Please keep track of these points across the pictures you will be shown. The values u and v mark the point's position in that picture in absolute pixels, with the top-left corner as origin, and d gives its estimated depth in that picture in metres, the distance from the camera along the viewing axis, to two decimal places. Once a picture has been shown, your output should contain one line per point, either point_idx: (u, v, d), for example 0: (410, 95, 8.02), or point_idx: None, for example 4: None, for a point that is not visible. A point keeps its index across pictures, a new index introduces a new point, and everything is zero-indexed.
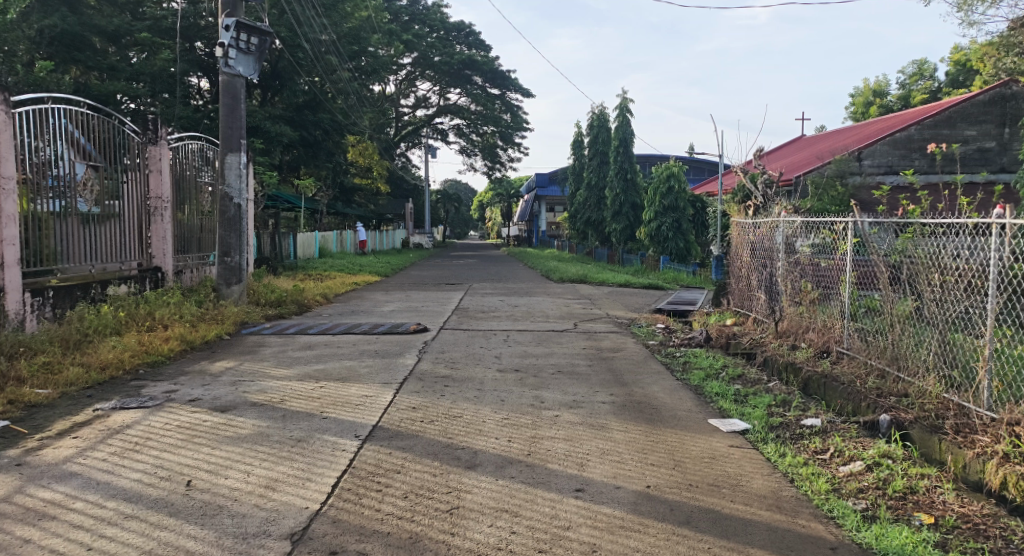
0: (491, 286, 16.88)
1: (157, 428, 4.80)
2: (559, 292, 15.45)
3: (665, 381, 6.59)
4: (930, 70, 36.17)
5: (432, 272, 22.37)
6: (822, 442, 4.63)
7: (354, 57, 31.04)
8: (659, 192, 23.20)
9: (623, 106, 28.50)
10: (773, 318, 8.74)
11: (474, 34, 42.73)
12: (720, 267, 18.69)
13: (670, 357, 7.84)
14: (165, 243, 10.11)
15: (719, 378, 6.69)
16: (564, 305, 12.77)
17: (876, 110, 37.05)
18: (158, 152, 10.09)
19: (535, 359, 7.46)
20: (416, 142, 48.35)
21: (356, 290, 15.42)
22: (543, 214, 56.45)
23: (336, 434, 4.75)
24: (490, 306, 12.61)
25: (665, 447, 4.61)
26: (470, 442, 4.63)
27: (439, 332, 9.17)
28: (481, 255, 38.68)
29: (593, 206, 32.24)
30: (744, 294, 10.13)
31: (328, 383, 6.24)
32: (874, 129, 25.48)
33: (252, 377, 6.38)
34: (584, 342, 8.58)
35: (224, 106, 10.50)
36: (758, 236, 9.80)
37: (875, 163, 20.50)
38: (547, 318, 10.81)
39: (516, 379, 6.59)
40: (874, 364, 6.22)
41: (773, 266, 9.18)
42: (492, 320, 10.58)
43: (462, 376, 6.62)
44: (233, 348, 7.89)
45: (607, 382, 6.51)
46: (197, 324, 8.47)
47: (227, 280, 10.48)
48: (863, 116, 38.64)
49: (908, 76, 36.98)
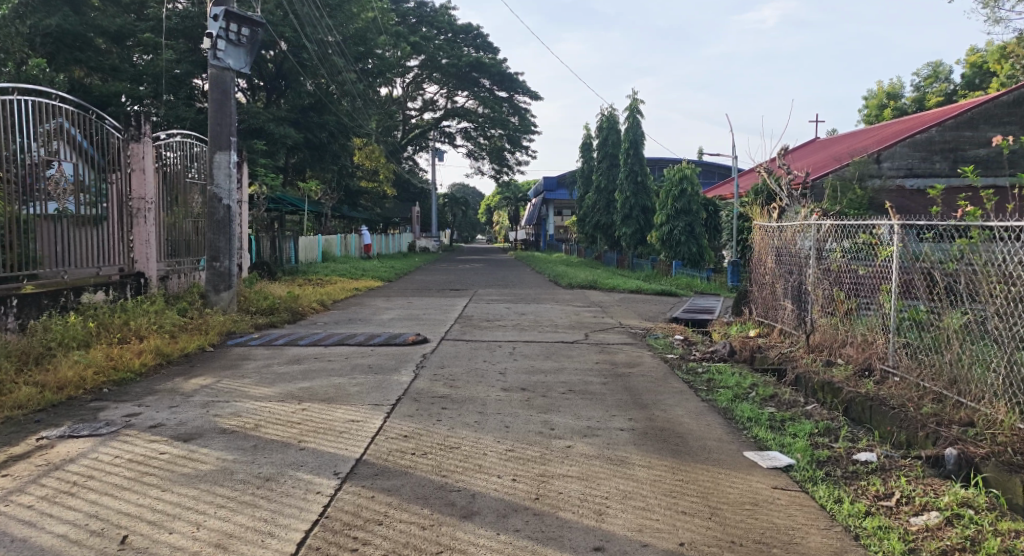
0: (497, 291, 16.22)
1: (106, 461, 4.14)
2: (568, 299, 14.75)
3: (689, 404, 5.88)
4: (946, 72, 35.26)
5: (437, 277, 21.73)
6: (885, 485, 3.93)
7: (360, 59, 30.50)
8: (671, 195, 22.51)
9: (633, 107, 27.84)
10: (803, 330, 8.02)
11: (481, 36, 42.15)
12: (736, 273, 18.00)
13: (692, 373, 7.14)
14: (148, 247, 9.42)
15: (750, 400, 5.98)
16: (574, 313, 12.09)
17: (891, 113, 36.26)
18: (142, 150, 9.37)
19: (544, 376, 6.77)
20: (424, 146, 47.78)
21: (356, 295, 14.78)
22: (551, 218, 55.79)
23: (312, 470, 4.06)
24: (495, 314, 11.93)
25: (698, 490, 3.92)
26: (468, 482, 3.95)
27: (440, 344, 8.50)
28: (488, 258, 37.99)
29: (602, 209, 31.53)
30: (769, 303, 9.41)
31: (311, 405, 5.56)
32: (893, 130, 24.70)
33: (227, 397, 5.72)
34: (596, 355, 7.88)
35: (213, 101, 9.86)
36: (784, 241, 9.09)
37: (895, 166, 19.76)
38: (556, 328, 10.12)
39: (522, 399, 5.90)
40: (928, 387, 5.51)
41: (802, 273, 8.48)
42: (497, 330, 9.90)
43: (462, 396, 5.94)
44: (215, 362, 7.23)
45: (625, 404, 5.82)
46: (178, 335, 7.81)
47: (215, 286, 9.87)
48: (877, 119, 37.81)
49: (923, 78, 36.07)
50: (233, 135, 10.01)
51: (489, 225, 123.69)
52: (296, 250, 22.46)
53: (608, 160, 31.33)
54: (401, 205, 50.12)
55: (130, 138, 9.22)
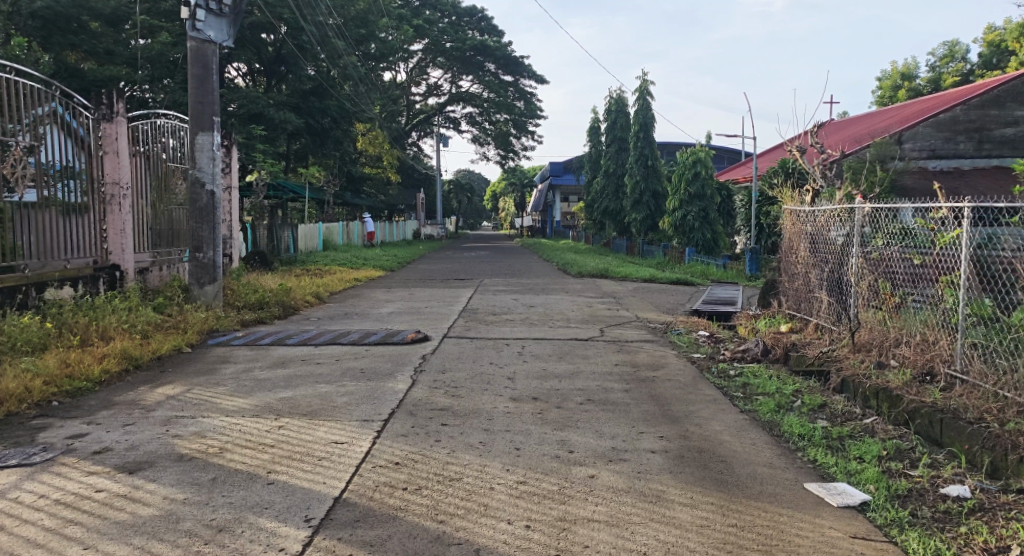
0: (503, 281, 15.43)
1: (26, 503, 3.38)
2: (579, 289, 13.93)
3: (728, 416, 5.08)
4: (962, 51, 34.01)
5: (442, 266, 20.98)
6: (995, 534, 3.15)
7: (362, 41, 29.56)
8: (684, 178, 21.67)
9: (643, 89, 26.89)
10: (844, 325, 7.21)
11: (486, 19, 41.15)
12: (754, 261, 17.24)
13: (724, 377, 6.33)
14: (123, 237, 8.62)
15: (795, 411, 5.18)
16: (586, 305, 11.30)
17: (905, 94, 35.14)
18: (115, 130, 8.53)
19: (558, 383, 5.99)
20: (428, 131, 46.89)
21: (355, 287, 14.00)
22: (557, 203, 54.94)
23: (280, 515, 3.30)
24: (502, 307, 11.13)
25: (758, 542, 3.13)
26: (471, 534, 3.18)
27: (442, 343, 7.73)
28: (494, 246, 37.14)
29: (610, 195, 30.61)
30: (802, 295, 8.56)
31: (292, 421, 4.77)
32: (917, 109, 23.64)
33: (195, 411, 4.95)
34: (616, 357, 7.07)
35: (193, 77, 9.04)
36: (821, 225, 8.25)
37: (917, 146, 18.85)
38: (568, 323, 9.32)
39: (534, 412, 5.11)
40: (1011, 398, 4.71)
41: (845, 261, 7.65)
42: (505, 326, 9.12)
43: (465, 408, 5.16)
44: (191, 366, 6.46)
45: (656, 418, 5.02)
46: (151, 336, 7.05)
47: (198, 279, 9.10)
48: (890, 101, 36.66)
49: (938, 58, 34.79)
50: (216, 115, 9.21)
51: (495, 211, 122.79)
52: (296, 239, 21.71)
53: (617, 143, 30.41)
54: (405, 191, 49.24)
55: (100, 117, 8.37)
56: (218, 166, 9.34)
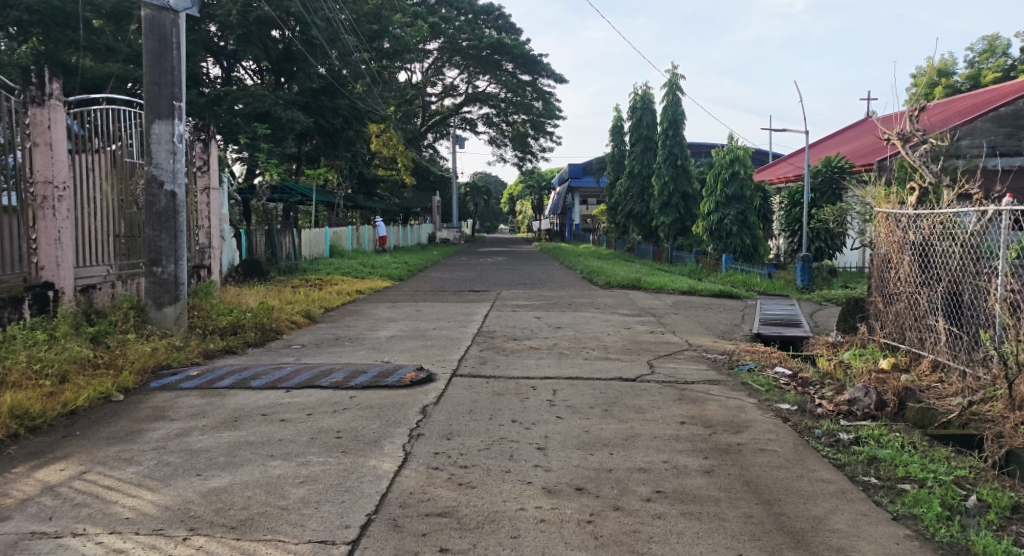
0: (523, 293, 13.74)
1: None
2: (610, 304, 12.17)
3: (879, 530, 3.34)
4: (1003, 45, 31.73)
5: (456, 274, 19.35)
6: None
7: (375, 38, 27.76)
8: (720, 179, 19.95)
9: (672, 84, 25.06)
10: (984, 369, 5.45)
11: (503, 18, 39.25)
12: (807, 271, 15.29)
13: (836, 447, 4.57)
14: (59, 249, 6.96)
15: (978, 520, 3.44)
16: (625, 327, 9.55)
17: (943, 93, 33.03)
18: (48, 116, 6.87)
19: (608, 460, 4.26)
20: (444, 133, 45.36)
21: (355, 302, 12.35)
22: (576, 206, 53.40)
23: None
24: (524, 329, 9.40)
25: None
26: None
27: (449, 386, 6.03)
28: (512, 251, 35.60)
29: (635, 197, 28.79)
30: (908, 321, 6.80)
31: (209, 545, 3.08)
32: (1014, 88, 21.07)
33: (74, 520, 3.31)
34: (679, 412, 5.32)
35: (148, 52, 7.39)
36: (939, 233, 6.52)
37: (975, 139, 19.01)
38: (608, 354, 7.60)
39: (582, 521, 3.42)
40: None
41: (985, 282, 5.90)
42: (529, 359, 7.40)
43: (479, 516, 3.45)
44: (111, 426, 4.79)
45: (770, 536, 3.28)
46: (68, 383, 5.41)
47: (156, 299, 7.45)
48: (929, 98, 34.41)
49: (978, 53, 32.48)
50: (177, 99, 7.56)
51: (513, 213, 121.28)
52: (300, 245, 20.07)
53: (643, 143, 28.59)
54: (422, 193, 47.77)
55: (27, 100, 6.73)
56: (181, 162, 7.70)
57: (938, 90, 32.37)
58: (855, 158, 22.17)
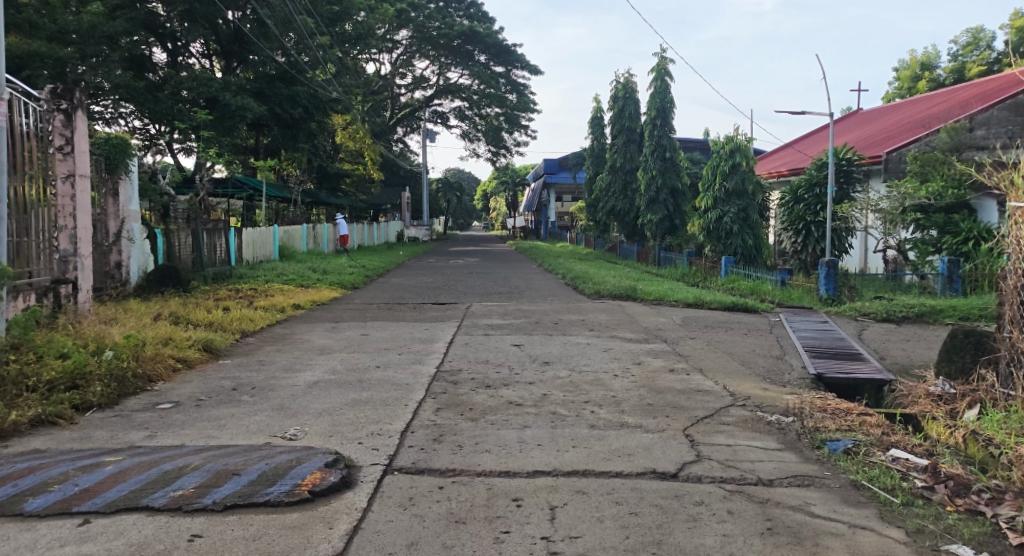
0: (498, 308, 11.23)
1: None
2: (607, 323, 9.75)
3: None
4: (988, 38, 28.91)
5: (421, 280, 16.78)
6: None
7: (334, 21, 24.94)
8: (719, 171, 17.61)
9: (661, 68, 22.64)
10: None
11: (476, 5, 36.55)
12: (831, 279, 12.93)
13: None
14: None
15: None
16: (637, 363, 7.10)
17: (923, 86, 30.00)
18: None
19: None
20: (415, 127, 42.62)
21: (285, 322, 9.73)
22: (551, 204, 50.94)
23: None
24: (500, 366, 6.92)
25: None
26: None
27: (367, 506, 3.54)
28: (483, 250, 33.08)
29: (618, 193, 26.38)
30: None
31: None
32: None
33: None
34: None
35: None
36: None
37: (990, 133, 17.10)
38: (626, 418, 5.14)
39: None
40: None
41: None
42: (509, 429, 4.91)
43: None
44: None
45: None
46: None
47: None
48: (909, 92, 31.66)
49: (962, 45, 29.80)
50: None
51: (485, 209, 118.50)
52: (239, 245, 17.38)
53: (625, 135, 26.24)
54: (390, 188, 44.98)
55: None
56: None
57: (921, 84, 29.93)
58: (863, 149, 20.03)
